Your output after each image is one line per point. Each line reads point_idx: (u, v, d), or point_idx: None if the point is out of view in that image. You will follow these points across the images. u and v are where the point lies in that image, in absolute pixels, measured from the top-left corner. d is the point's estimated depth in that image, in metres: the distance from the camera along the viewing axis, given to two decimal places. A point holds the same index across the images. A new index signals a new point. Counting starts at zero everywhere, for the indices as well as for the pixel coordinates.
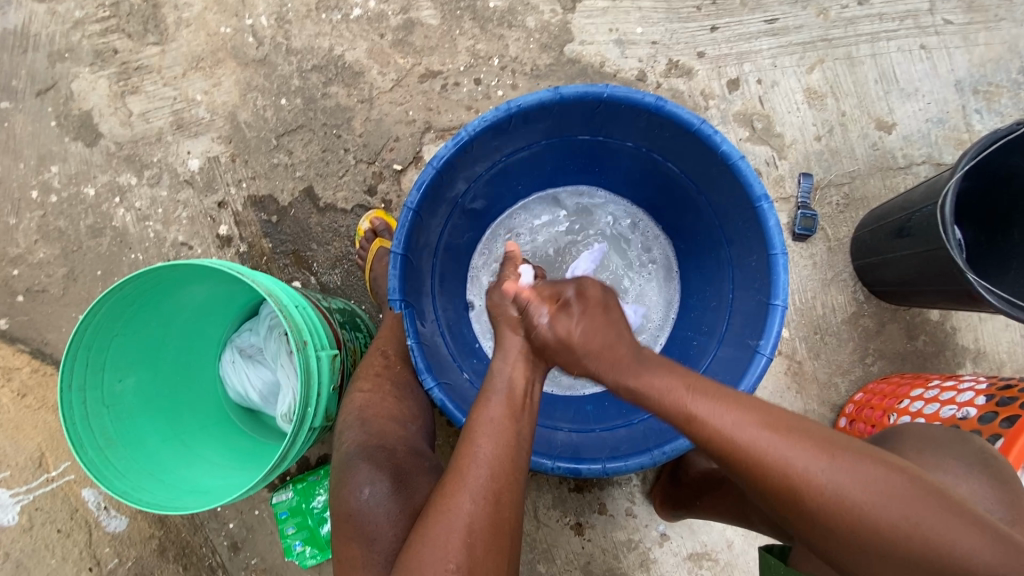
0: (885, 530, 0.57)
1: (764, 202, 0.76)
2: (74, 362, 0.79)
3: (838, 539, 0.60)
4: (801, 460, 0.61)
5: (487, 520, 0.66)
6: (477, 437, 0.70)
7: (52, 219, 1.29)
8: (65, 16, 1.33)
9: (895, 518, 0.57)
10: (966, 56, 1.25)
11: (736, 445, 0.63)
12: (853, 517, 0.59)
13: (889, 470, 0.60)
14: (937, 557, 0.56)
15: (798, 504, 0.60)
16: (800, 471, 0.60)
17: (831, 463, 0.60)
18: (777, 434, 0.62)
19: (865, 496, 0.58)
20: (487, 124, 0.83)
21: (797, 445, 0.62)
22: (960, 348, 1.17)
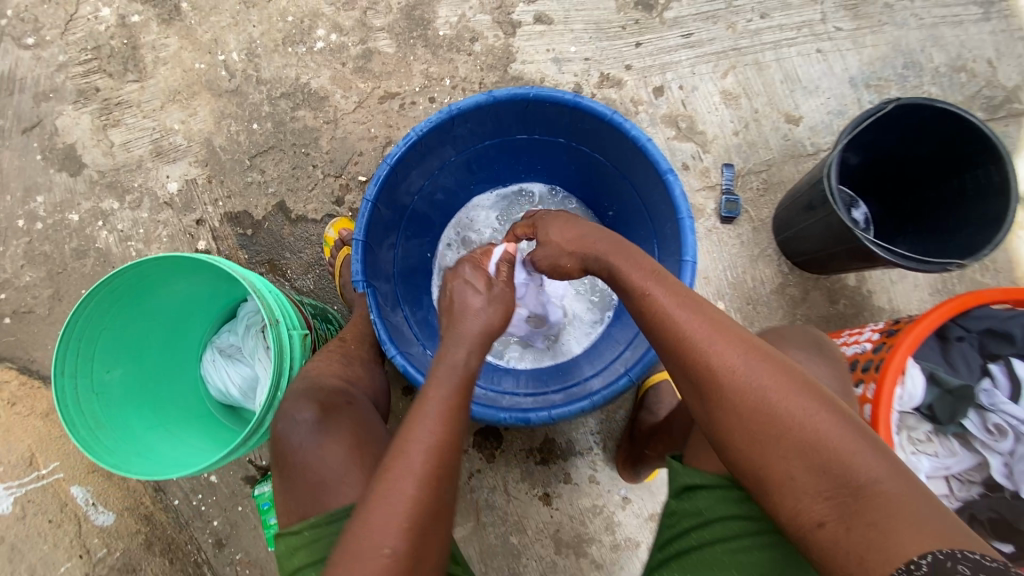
0: (788, 429, 0.65)
1: (669, 174, 0.90)
2: (67, 349, 0.88)
3: (734, 433, 0.68)
4: (723, 356, 0.70)
5: (432, 500, 0.67)
6: (427, 419, 0.72)
7: (38, 245, 1.38)
8: (49, 60, 1.45)
9: (800, 422, 0.65)
10: (857, 57, 1.43)
11: (673, 331, 0.74)
12: (762, 408, 0.66)
13: (804, 388, 0.67)
14: (829, 466, 0.62)
15: (712, 372, 0.70)
16: (715, 361, 0.70)
17: (750, 361, 0.69)
18: (710, 330, 0.72)
19: (776, 396, 0.67)
20: (432, 125, 0.95)
21: (730, 349, 0.70)
22: (876, 309, 1.31)
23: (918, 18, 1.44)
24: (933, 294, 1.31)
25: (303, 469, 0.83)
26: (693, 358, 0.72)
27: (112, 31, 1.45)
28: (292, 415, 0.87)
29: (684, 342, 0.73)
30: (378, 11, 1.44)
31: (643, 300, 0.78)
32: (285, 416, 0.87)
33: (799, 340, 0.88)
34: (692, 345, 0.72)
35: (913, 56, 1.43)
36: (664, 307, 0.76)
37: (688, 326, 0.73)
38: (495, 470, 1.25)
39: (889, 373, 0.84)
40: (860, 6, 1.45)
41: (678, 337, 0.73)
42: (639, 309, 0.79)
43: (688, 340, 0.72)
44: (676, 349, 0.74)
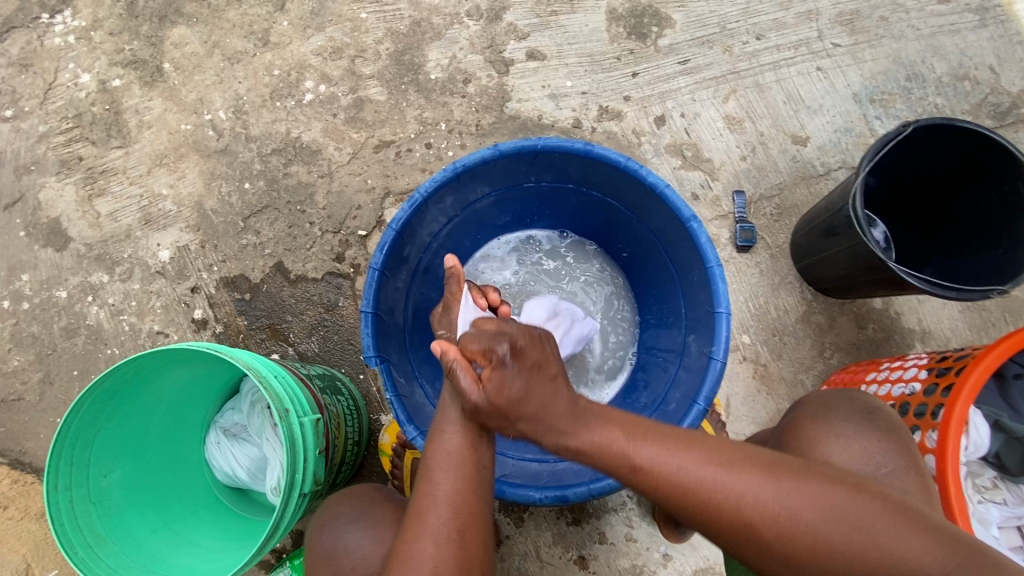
0: (841, 544, 0.64)
1: (692, 222, 0.87)
2: (59, 462, 0.83)
3: (787, 568, 0.66)
4: (751, 494, 0.67)
5: (452, 557, 0.70)
6: (435, 476, 0.75)
7: (25, 326, 1.31)
8: (29, 132, 1.39)
9: (851, 532, 0.64)
10: (858, 72, 1.40)
11: (685, 486, 0.69)
12: (812, 541, 0.65)
13: (837, 483, 0.68)
14: (890, 568, 0.62)
15: (747, 532, 0.67)
16: (746, 505, 0.67)
17: (777, 485, 0.68)
18: (723, 471, 0.69)
19: (818, 510, 0.66)
20: (437, 184, 0.91)
21: (750, 479, 0.68)
22: (906, 330, 1.27)
23: (915, 28, 1.42)
24: (963, 311, 1.27)
25: (357, 562, 0.86)
26: (713, 512, 0.68)
27: (94, 97, 1.41)
28: (335, 514, 0.92)
29: (705, 491, 0.68)
30: (367, 58, 1.40)
31: (634, 469, 0.71)
32: (331, 514, 0.92)
33: (850, 412, 0.86)
34: (709, 501, 0.68)
35: (915, 67, 1.40)
36: (654, 460, 0.71)
37: (690, 469, 0.70)
38: (525, 535, 1.19)
39: (951, 428, 0.83)
40: (856, 21, 1.42)
41: (697, 488, 0.69)
42: (628, 466, 0.72)
43: (706, 494, 0.68)
44: (697, 504, 0.69)
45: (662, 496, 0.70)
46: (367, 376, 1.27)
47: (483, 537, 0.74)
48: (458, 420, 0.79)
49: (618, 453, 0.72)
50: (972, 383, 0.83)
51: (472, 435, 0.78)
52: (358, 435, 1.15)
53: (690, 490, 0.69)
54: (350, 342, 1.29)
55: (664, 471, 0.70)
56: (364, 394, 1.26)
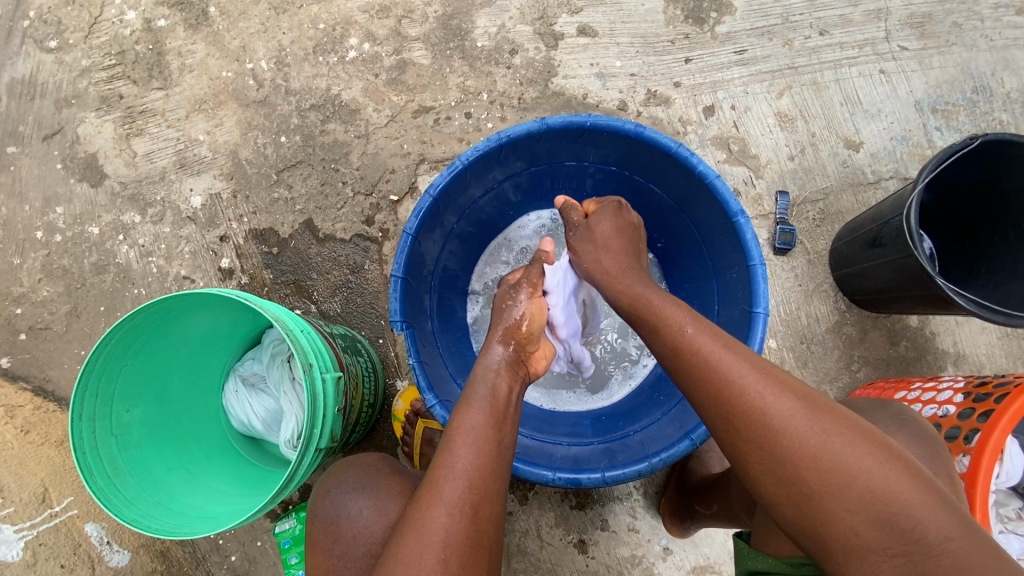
0: (850, 480, 0.61)
1: (740, 217, 0.85)
2: (85, 392, 0.84)
3: (781, 487, 0.64)
4: (776, 399, 0.66)
5: (463, 530, 0.67)
6: (458, 448, 0.73)
7: (56, 258, 1.33)
8: (72, 65, 1.39)
9: (862, 473, 0.61)
10: (923, 79, 1.33)
11: (722, 378, 0.69)
12: (817, 463, 0.62)
13: (862, 431, 0.64)
14: (897, 524, 0.58)
15: (752, 421, 0.66)
16: (767, 412, 0.65)
17: (804, 408, 0.65)
18: (759, 378, 0.68)
19: (839, 441, 0.62)
20: (479, 153, 0.89)
21: (789, 403, 0.65)
22: (940, 352, 1.23)
23: (989, 39, 1.34)
24: (1002, 338, 1.22)
25: (359, 530, 0.86)
26: (732, 403, 0.67)
27: (138, 35, 1.40)
28: (340, 481, 0.91)
29: (734, 393, 0.67)
30: (414, 20, 1.37)
31: (677, 338, 0.75)
32: (338, 481, 0.91)
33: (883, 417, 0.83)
34: (726, 386, 0.68)
35: (983, 79, 1.33)
36: (705, 350, 0.72)
37: (728, 365, 0.69)
38: (527, 513, 1.19)
39: (985, 452, 0.82)
40: (927, 24, 1.35)
41: (729, 386, 0.68)
42: (670, 347, 0.75)
43: (740, 389, 0.67)
44: (721, 396, 0.68)
45: (703, 381, 0.70)
46: (386, 341, 1.27)
47: (495, 517, 0.70)
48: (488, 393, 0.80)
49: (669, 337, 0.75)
50: (1012, 411, 0.83)
51: (504, 415, 0.78)
52: (373, 398, 1.15)
53: (717, 387, 0.69)
54: (371, 306, 1.28)
55: (704, 357, 0.71)
56: (381, 359, 1.26)
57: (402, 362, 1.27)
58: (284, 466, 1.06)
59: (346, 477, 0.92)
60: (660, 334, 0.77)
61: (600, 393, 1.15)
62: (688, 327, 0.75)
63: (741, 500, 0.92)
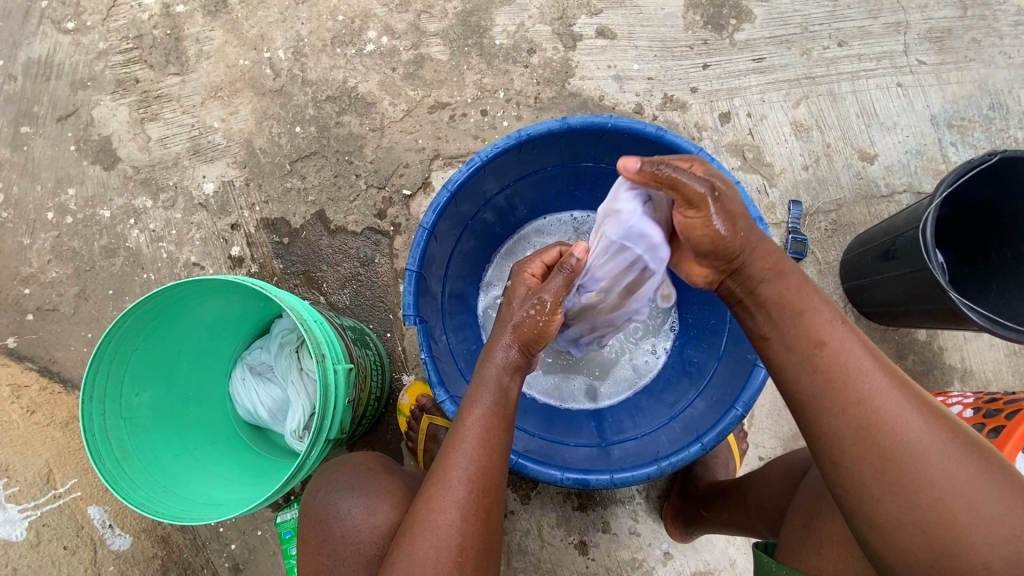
0: (986, 525, 0.57)
1: (758, 224, 0.85)
2: (96, 374, 0.84)
3: (906, 514, 0.59)
4: (919, 422, 0.61)
5: (474, 533, 0.69)
6: (465, 448, 0.71)
7: (66, 240, 1.32)
8: (89, 47, 1.39)
9: (999, 520, 0.57)
10: (940, 93, 1.33)
11: (866, 391, 0.63)
12: (959, 492, 0.58)
13: (1010, 472, 0.60)
14: None
15: (893, 437, 0.61)
16: (913, 435, 0.60)
17: (951, 437, 0.61)
18: (904, 401, 0.62)
19: (981, 483, 0.58)
20: (499, 150, 0.89)
21: (937, 436, 0.60)
22: (948, 367, 1.23)
23: (1007, 56, 1.34)
24: (1010, 355, 1.23)
25: (348, 528, 0.84)
26: (871, 413, 0.62)
27: (156, 20, 1.39)
28: (331, 479, 0.90)
29: (877, 411, 0.62)
30: (433, 15, 1.37)
31: (823, 335, 0.67)
32: (328, 480, 0.90)
33: None
34: (864, 395, 0.63)
35: (1000, 96, 1.33)
36: (850, 353, 0.65)
37: (869, 374, 0.64)
38: (529, 513, 1.19)
39: None
40: (946, 39, 1.35)
41: (870, 399, 0.63)
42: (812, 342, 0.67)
43: (883, 408, 0.62)
44: (861, 405, 0.63)
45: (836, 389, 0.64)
46: (393, 336, 1.27)
47: (500, 518, 0.72)
48: (495, 387, 0.75)
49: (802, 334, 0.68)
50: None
51: (507, 414, 0.74)
52: (379, 392, 1.15)
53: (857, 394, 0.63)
54: (380, 300, 1.28)
55: (847, 360, 0.65)
56: (388, 353, 1.26)
57: (409, 357, 1.27)
58: (290, 456, 1.06)
59: (338, 475, 0.90)
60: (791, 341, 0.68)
61: (607, 390, 1.15)
62: (841, 340, 0.66)
63: (760, 511, 0.93)
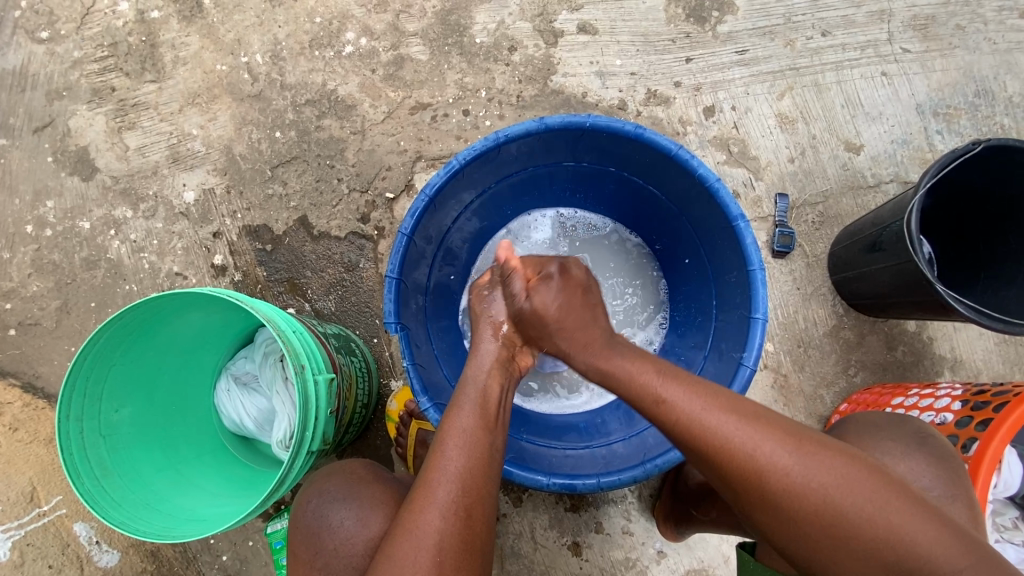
0: (856, 530, 0.62)
1: (740, 221, 0.84)
2: (72, 392, 0.83)
3: (788, 542, 0.65)
4: (773, 455, 0.66)
5: (457, 532, 0.69)
6: (448, 450, 0.74)
7: (46, 253, 1.31)
8: (63, 56, 1.37)
9: (867, 518, 0.62)
10: (925, 81, 1.32)
11: (715, 445, 0.68)
12: (826, 511, 0.63)
13: (860, 467, 0.66)
14: (907, 559, 0.60)
15: (759, 480, 0.66)
16: (767, 468, 0.66)
17: (799, 457, 0.66)
18: (750, 433, 0.68)
19: (836, 493, 0.63)
20: (476, 153, 0.88)
21: (786, 457, 0.66)
22: (937, 357, 1.23)
23: (992, 42, 1.33)
24: (999, 344, 1.22)
25: (341, 541, 0.84)
26: (728, 463, 0.67)
27: (131, 27, 1.37)
28: (321, 491, 0.89)
29: (728, 457, 0.67)
30: (412, 15, 1.35)
31: (658, 409, 0.73)
32: (318, 490, 0.89)
33: (899, 433, 0.81)
34: (719, 448, 0.68)
35: (985, 83, 1.32)
36: (688, 412, 0.71)
37: (716, 422, 0.69)
38: (522, 516, 1.19)
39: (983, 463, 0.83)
40: (930, 27, 1.34)
41: (726, 450, 0.68)
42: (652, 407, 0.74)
43: (739, 454, 0.67)
44: (714, 459, 0.68)
45: (695, 445, 0.70)
46: (380, 341, 1.26)
47: (488, 519, 0.72)
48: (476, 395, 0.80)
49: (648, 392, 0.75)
50: (1011, 421, 0.83)
51: (492, 417, 0.79)
52: (367, 398, 1.14)
53: (709, 447, 0.68)
54: (366, 305, 1.27)
55: (684, 415, 0.71)
56: (376, 359, 1.25)
57: (397, 362, 1.26)
58: (276, 466, 1.05)
59: (331, 483, 0.90)
60: (638, 406, 0.76)
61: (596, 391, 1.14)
62: (660, 390, 0.74)
63: None
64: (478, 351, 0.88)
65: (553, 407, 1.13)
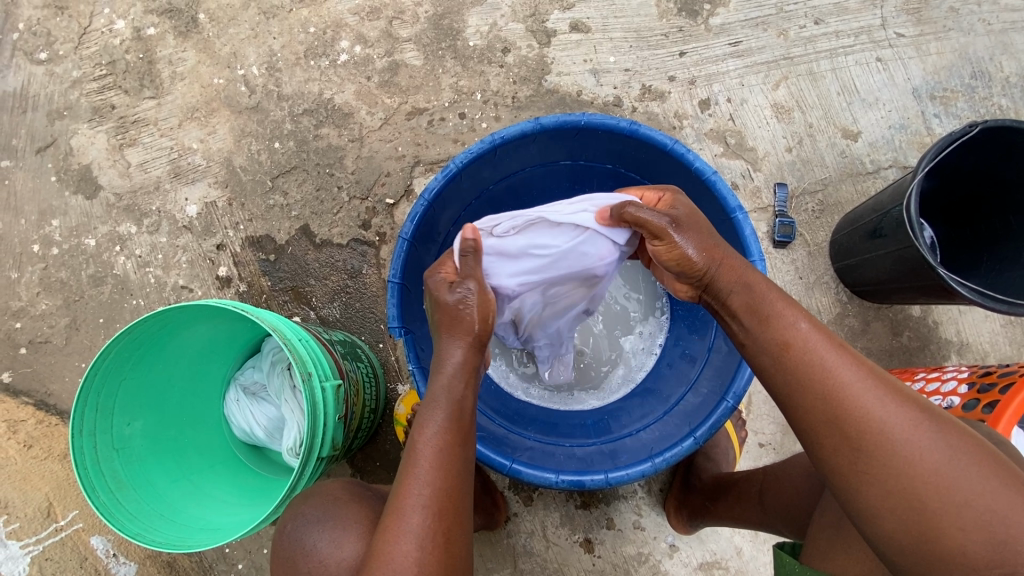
0: (964, 504, 0.58)
1: (738, 213, 0.85)
2: (84, 407, 0.84)
3: (886, 502, 0.61)
4: (891, 411, 0.62)
5: (434, 560, 0.67)
6: (419, 475, 0.70)
7: (54, 271, 1.32)
8: (63, 76, 1.38)
9: (981, 494, 0.58)
10: (920, 66, 1.32)
11: (835, 388, 0.64)
12: (934, 478, 0.59)
13: (978, 447, 0.62)
14: (1009, 543, 0.57)
15: (867, 434, 0.62)
16: (883, 423, 0.62)
17: (919, 420, 0.62)
18: (876, 383, 0.64)
19: (946, 454, 0.60)
20: (473, 156, 0.88)
21: (910, 414, 0.62)
22: (943, 341, 1.22)
23: (986, 23, 1.33)
24: (1005, 325, 1.22)
25: (315, 563, 0.83)
26: (845, 410, 0.63)
27: (128, 45, 1.39)
28: (299, 513, 0.87)
29: (848, 398, 0.63)
30: (405, 21, 1.36)
31: (788, 334, 0.68)
32: (295, 514, 0.88)
33: None
34: (836, 391, 0.64)
35: (982, 64, 1.32)
36: (817, 350, 0.66)
37: (840, 369, 0.65)
38: (533, 515, 1.19)
39: None
40: (923, 10, 1.33)
41: (845, 394, 0.64)
42: (776, 342, 0.69)
43: (856, 401, 0.63)
44: (831, 403, 0.64)
45: (811, 388, 0.65)
46: (386, 346, 1.27)
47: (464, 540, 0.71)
48: (451, 405, 0.74)
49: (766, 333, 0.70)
50: (1017, 403, 0.84)
51: (462, 432, 0.73)
52: (375, 403, 1.15)
53: (827, 389, 0.64)
54: (371, 311, 1.28)
55: (812, 354, 0.66)
56: (382, 364, 1.26)
57: (403, 366, 1.27)
58: (288, 474, 1.06)
59: (310, 505, 0.88)
60: (763, 329, 0.70)
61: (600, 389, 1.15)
62: (796, 318, 0.69)
63: (775, 509, 0.92)
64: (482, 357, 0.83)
65: (550, 403, 1.14)
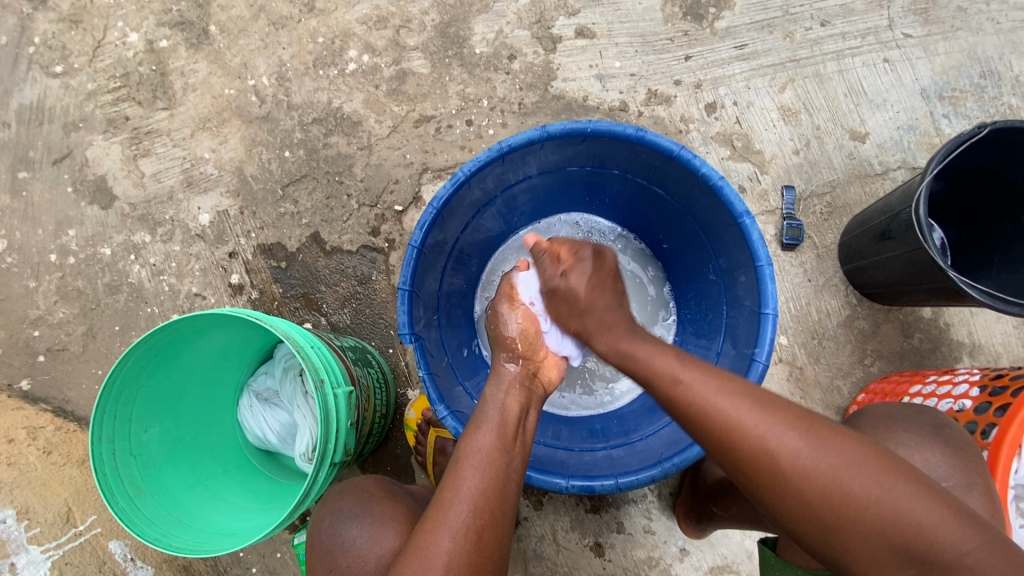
0: (862, 511, 0.63)
1: (746, 218, 0.85)
2: (104, 415, 0.86)
3: (798, 520, 0.66)
4: (779, 437, 0.67)
5: (465, 555, 0.70)
6: (462, 471, 0.75)
7: (71, 280, 1.35)
8: (78, 89, 1.41)
9: (880, 498, 0.63)
10: (928, 66, 1.31)
11: (722, 421, 0.70)
12: (831, 493, 0.64)
13: (869, 451, 0.66)
14: (913, 539, 0.61)
15: (759, 459, 0.67)
16: (773, 448, 0.67)
17: (805, 440, 0.66)
18: (751, 410, 0.69)
19: (842, 473, 0.64)
20: (481, 164, 0.89)
21: (797, 440, 0.66)
22: (955, 343, 1.21)
23: (995, 22, 1.32)
24: (1018, 327, 1.21)
25: (353, 558, 0.83)
26: (736, 443, 0.68)
27: (141, 57, 1.41)
28: (335, 508, 0.89)
29: (739, 432, 0.68)
30: (412, 29, 1.37)
31: (673, 389, 0.75)
32: (332, 508, 0.89)
33: (909, 420, 0.84)
34: (727, 425, 0.69)
35: (990, 63, 1.31)
36: (698, 394, 0.72)
37: (725, 405, 0.70)
38: (543, 519, 1.20)
39: (1003, 447, 0.82)
40: (930, 10, 1.33)
41: (736, 431, 0.69)
42: (666, 393, 0.75)
43: (744, 434, 0.68)
44: (726, 439, 0.69)
45: (705, 429, 0.71)
46: (396, 351, 1.28)
47: (501, 544, 0.73)
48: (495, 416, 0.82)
49: (663, 380, 0.76)
50: None
51: (509, 436, 0.80)
52: (385, 408, 1.16)
53: (719, 426, 0.70)
54: (381, 317, 1.30)
55: (699, 397, 0.72)
56: (392, 369, 1.28)
57: (413, 372, 1.28)
58: (301, 479, 1.07)
59: (346, 498, 0.90)
60: (653, 386, 0.77)
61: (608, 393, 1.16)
62: (676, 372, 0.76)
63: None
64: (499, 372, 0.91)
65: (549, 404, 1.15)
